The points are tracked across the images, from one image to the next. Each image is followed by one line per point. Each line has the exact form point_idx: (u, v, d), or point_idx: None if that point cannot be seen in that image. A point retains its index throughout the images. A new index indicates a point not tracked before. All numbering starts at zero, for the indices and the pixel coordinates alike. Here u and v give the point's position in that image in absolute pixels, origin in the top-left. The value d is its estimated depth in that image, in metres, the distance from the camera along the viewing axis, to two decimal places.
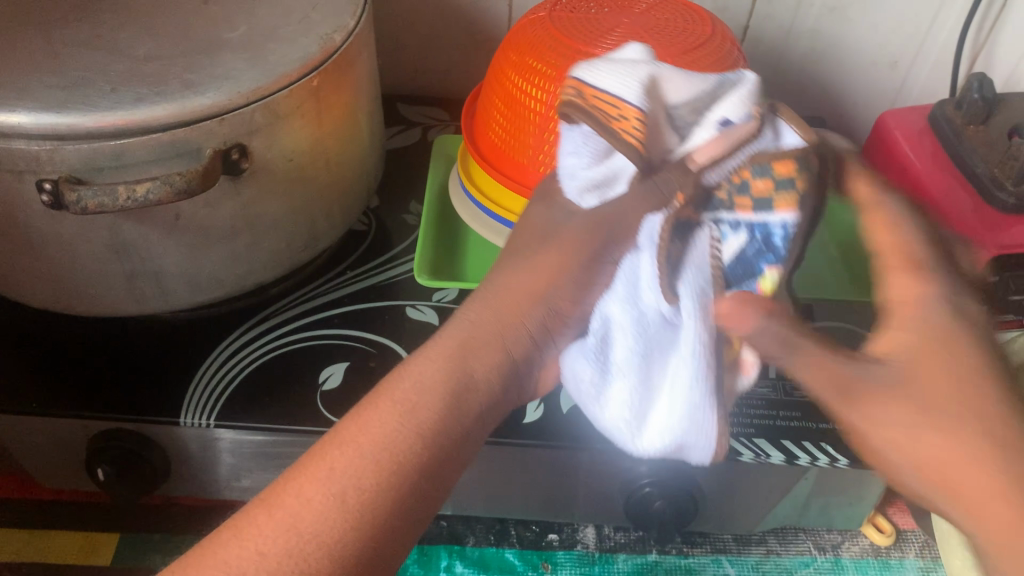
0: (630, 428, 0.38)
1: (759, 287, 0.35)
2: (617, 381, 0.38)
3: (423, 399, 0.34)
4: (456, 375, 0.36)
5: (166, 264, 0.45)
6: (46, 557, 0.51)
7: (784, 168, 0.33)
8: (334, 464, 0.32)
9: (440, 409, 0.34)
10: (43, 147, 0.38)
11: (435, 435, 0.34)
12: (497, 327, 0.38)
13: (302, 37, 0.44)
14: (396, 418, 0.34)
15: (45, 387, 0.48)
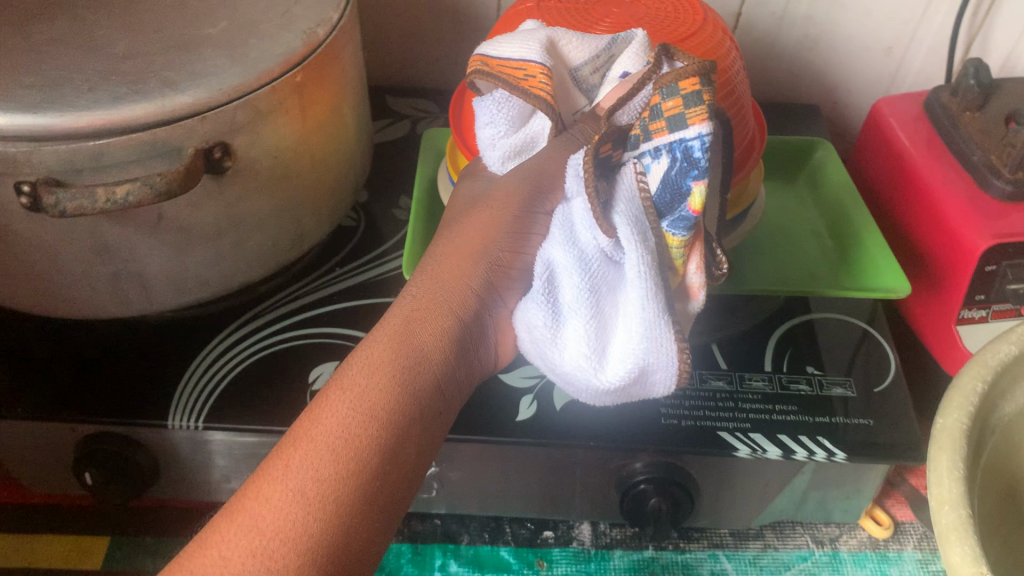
0: (592, 365, 0.36)
1: (689, 206, 0.35)
2: (571, 321, 0.37)
3: (373, 380, 0.34)
4: (404, 350, 0.35)
5: (149, 266, 0.44)
6: (35, 562, 0.50)
7: (689, 85, 0.34)
8: (295, 457, 0.32)
9: (391, 381, 0.34)
10: (20, 148, 0.37)
11: (389, 400, 0.33)
12: (440, 294, 0.38)
13: (284, 32, 0.43)
14: (347, 405, 0.33)
15: (30, 391, 0.47)
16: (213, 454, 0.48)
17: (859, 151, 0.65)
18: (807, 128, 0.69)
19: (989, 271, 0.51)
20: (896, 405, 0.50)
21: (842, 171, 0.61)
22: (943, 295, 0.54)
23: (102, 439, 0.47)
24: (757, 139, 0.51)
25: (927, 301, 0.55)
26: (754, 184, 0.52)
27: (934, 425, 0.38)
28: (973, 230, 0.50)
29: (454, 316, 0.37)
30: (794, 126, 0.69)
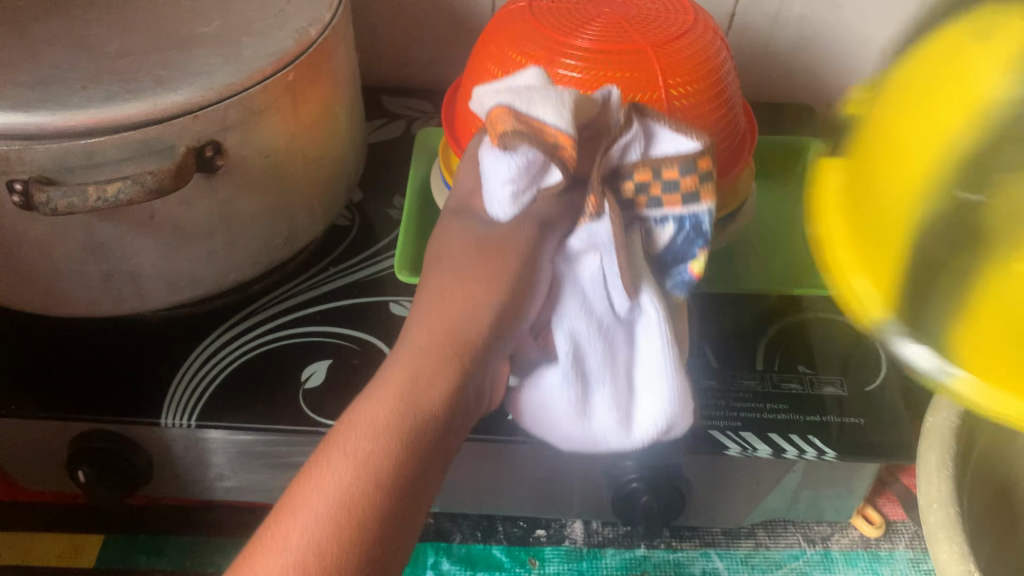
0: (621, 431, 0.39)
1: (692, 270, 0.38)
2: (598, 390, 0.39)
3: (379, 444, 0.28)
4: (411, 406, 0.29)
5: (142, 264, 0.44)
6: (29, 559, 0.51)
7: (704, 162, 0.36)
8: (292, 534, 0.26)
9: (400, 446, 0.28)
10: (12, 147, 0.37)
11: (403, 467, 0.28)
12: (447, 336, 0.31)
13: (277, 31, 0.43)
14: (350, 477, 0.27)
15: (25, 389, 0.47)
16: (206, 452, 0.49)
17: None
18: (801, 128, 0.69)
19: None
20: (887, 404, 0.50)
21: None
22: None
23: (96, 437, 0.47)
24: (750, 140, 0.52)
25: None
26: (746, 182, 0.52)
27: (925, 422, 0.38)
28: None
29: (463, 362, 0.31)
30: (788, 126, 0.69)
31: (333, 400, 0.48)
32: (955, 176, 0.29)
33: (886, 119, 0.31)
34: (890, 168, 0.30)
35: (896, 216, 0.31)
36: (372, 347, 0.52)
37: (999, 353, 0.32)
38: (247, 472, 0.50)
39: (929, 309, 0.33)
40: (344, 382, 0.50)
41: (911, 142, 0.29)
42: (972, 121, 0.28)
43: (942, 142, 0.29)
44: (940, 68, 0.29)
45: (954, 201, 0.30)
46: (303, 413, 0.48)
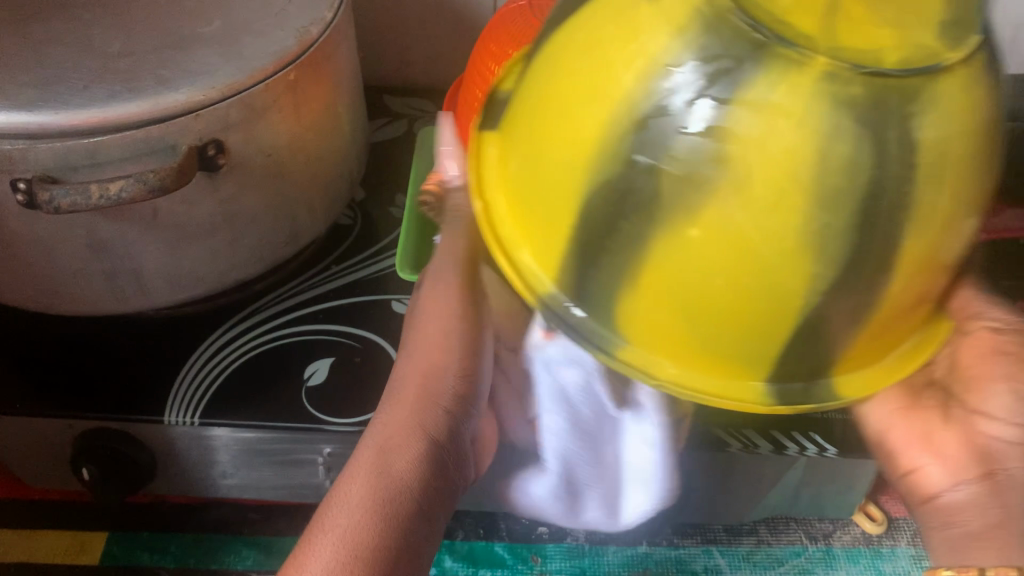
0: (607, 521, 0.51)
1: None
2: (589, 501, 0.50)
3: (391, 454, 0.35)
4: (399, 457, 0.35)
5: (146, 263, 0.45)
6: (34, 557, 0.51)
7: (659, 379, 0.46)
8: (326, 534, 0.33)
9: (392, 496, 0.34)
10: (15, 146, 0.37)
11: (398, 514, 0.34)
12: (424, 391, 0.38)
13: (278, 31, 0.43)
14: (364, 501, 0.33)
15: (29, 387, 0.48)
16: (209, 449, 0.49)
17: None
18: None
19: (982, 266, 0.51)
20: None
21: None
22: None
23: (99, 435, 0.47)
24: None
25: None
26: None
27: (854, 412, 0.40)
28: None
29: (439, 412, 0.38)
30: None
31: (336, 398, 0.49)
32: (626, 134, 0.26)
33: (553, 83, 0.29)
34: (552, 129, 0.29)
35: (552, 174, 0.29)
36: (374, 345, 0.52)
37: (653, 329, 0.29)
38: (251, 470, 0.50)
39: (592, 278, 0.29)
40: (346, 380, 0.50)
41: (582, 106, 0.27)
42: (638, 79, 0.26)
43: (622, 108, 0.26)
44: (605, 22, 0.28)
45: (627, 161, 0.26)
46: (305, 412, 0.48)
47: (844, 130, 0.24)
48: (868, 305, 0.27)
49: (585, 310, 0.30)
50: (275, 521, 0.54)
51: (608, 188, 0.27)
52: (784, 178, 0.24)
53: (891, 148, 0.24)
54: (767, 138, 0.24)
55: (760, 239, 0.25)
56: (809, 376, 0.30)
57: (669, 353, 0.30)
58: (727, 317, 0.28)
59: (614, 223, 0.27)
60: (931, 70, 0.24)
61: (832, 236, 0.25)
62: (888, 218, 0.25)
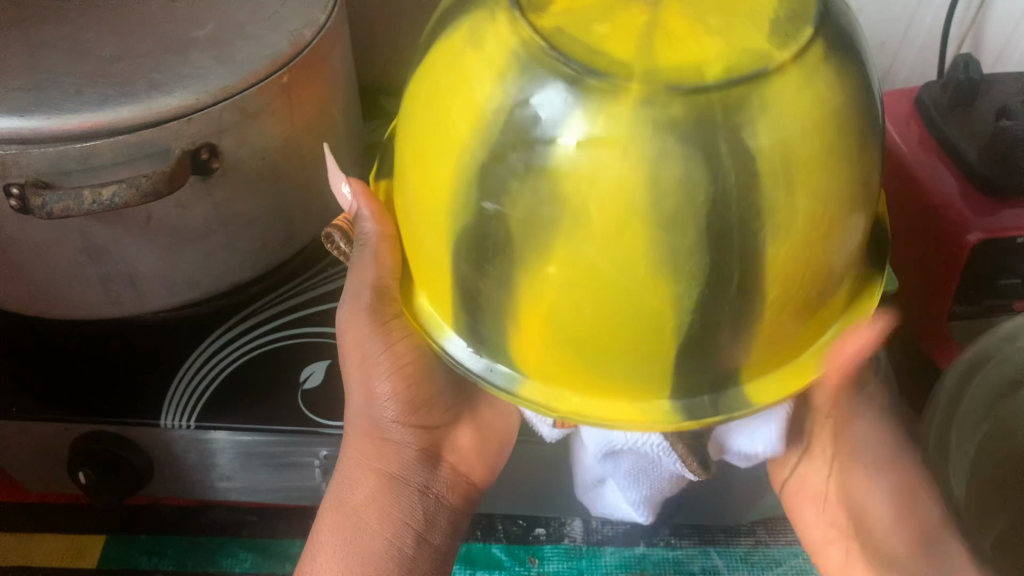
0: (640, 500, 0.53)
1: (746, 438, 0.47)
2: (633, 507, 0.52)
3: (354, 485, 0.41)
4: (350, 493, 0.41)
5: (140, 267, 0.45)
6: (32, 560, 0.51)
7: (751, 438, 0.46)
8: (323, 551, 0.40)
9: (369, 500, 0.41)
10: (8, 151, 0.37)
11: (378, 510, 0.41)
12: (367, 429, 0.42)
13: (271, 34, 0.43)
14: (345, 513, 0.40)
15: (25, 391, 0.48)
16: (205, 452, 0.49)
17: None
18: None
19: (979, 266, 0.51)
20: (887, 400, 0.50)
21: None
22: (932, 294, 0.54)
23: (96, 438, 0.47)
24: None
25: (916, 302, 0.56)
26: None
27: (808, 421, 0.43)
28: (960, 227, 0.51)
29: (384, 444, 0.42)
30: None
31: (333, 400, 0.49)
32: (473, 182, 0.28)
33: (412, 136, 0.31)
34: (419, 178, 0.31)
35: (429, 222, 0.31)
36: None
37: (542, 357, 0.31)
38: (249, 473, 0.50)
39: (483, 319, 0.32)
40: (344, 382, 0.50)
41: (437, 156, 0.29)
42: (474, 127, 0.28)
43: (465, 158, 0.28)
44: (442, 72, 0.30)
45: (479, 209, 0.28)
46: (302, 415, 0.48)
47: (670, 153, 0.25)
48: (742, 321, 0.29)
49: (490, 354, 0.33)
50: (273, 523, 0.54)
51: (472, 231, 0.29)
52: (619, 211, 0.26)
53: (724, 160, 0.25)
54: (596, 172, 0.26)
55: (613, 268, 0.27)
56: (715, 388, 0.31)
57: (567, 380, 0.32)
58: (604, 340, 0.29)
59: (483, 264, 0.29)
60: (756, 77, 0.26)
61: (682, 256, 0.26)
62: (739, 225, 0.26)
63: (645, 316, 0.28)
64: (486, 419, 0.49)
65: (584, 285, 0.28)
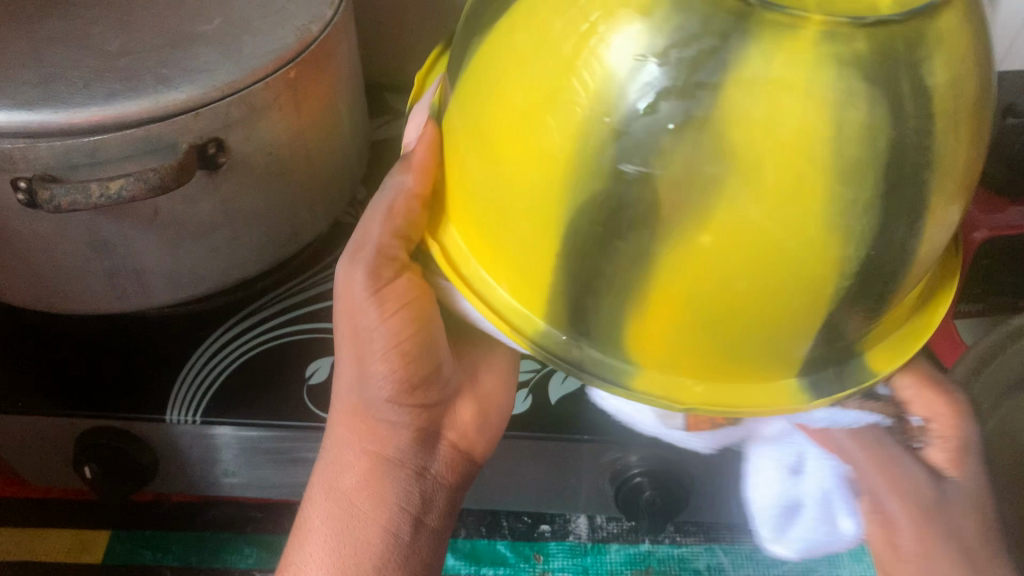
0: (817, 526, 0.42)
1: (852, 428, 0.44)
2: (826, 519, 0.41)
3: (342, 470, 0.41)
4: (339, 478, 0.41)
5: (146, 262, 0.45)
6: (36, 555, 0.51)
7: None
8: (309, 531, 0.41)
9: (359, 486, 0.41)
10: (15, 145, 0.37)
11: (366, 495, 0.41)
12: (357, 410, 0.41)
13: (278, 29, 0.43)
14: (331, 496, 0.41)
15: (30, 386, 0.48)
16: (211, 447, 0.49)
17: None
18: None
19: (986, 264, 0.51)
20: None
21: None
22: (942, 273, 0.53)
23: (100, 433, 0.47)
24: None
25: None
26: None
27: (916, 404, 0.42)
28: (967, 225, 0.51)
29: (375, 425, 0.42)
30: None
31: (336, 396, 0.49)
32: (604, 147, 0.26)
33: (499, 101, 0.28)
34: (517, 150, 0.28)
35: (529, 199, 0.28)
36: None
37: (663, 342, 0.30)
38: (252, 467, 0.50)
39: (593, 306, 0.29)
40: None
41: (547, 120, 0.27)
42: (596, 81, 0.26)
43: (594, 116, 0.26)
44: (547, 21, 0.27)
45: (614, 174, 0.26)
46: (307, 410, 0.48)
47: (856, 91, 0.24)
48: (889, 287, 0.28)
49: (596, 344, 0.31)
50: (277, 519, 0.54)
51: (601, 203, 0.26)
52: (799, 167, 0.24)
53: (906, 100, 0.24)
54: (775, 116, 0.24)
55: (780, 233, 0.25)
56: (837, 360, 0.32)
57: (690, 366, 0.31)
58: (742, 316, 0.28)
59: (609, 241, 0.27)
60: (925, 11, 0.25)
61: (861, 211, 0.25)
62: (917, 174, 0.25)
63: (797, 288, 0.27)
64: (485, 385, 0.47)
65: (749, 256, 0.26)
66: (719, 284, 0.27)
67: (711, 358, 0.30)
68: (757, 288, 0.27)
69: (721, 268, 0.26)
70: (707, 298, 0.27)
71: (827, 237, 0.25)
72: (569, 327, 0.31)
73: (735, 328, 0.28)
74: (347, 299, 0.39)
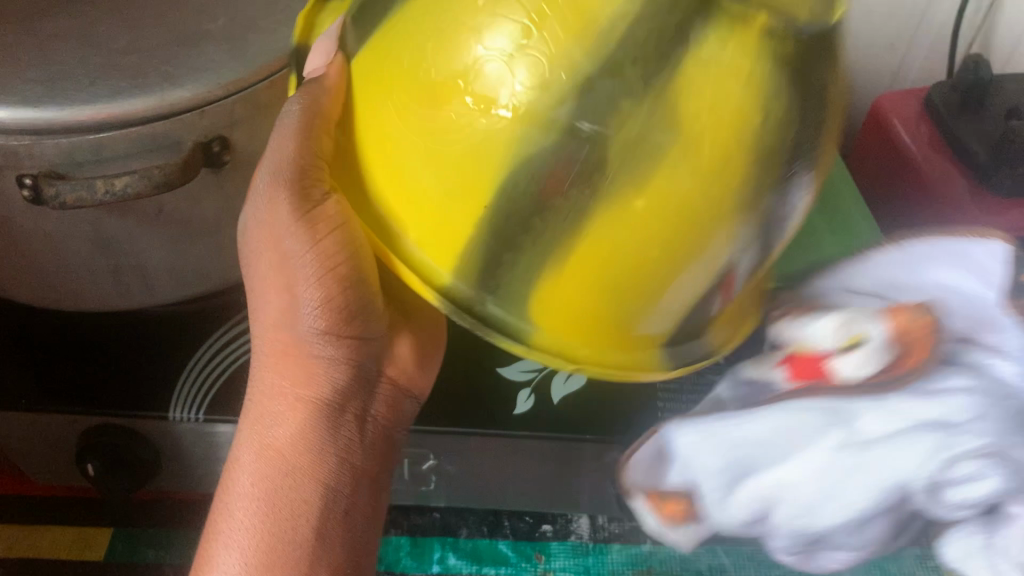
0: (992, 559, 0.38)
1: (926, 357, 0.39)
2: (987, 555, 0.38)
3: (276, 400, 0.38)
4: (278, 412, 0.38)
5: (151, 260, 0.45)
6: (40, 553, 0.51)
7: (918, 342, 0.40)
8: (242, 467, 0.38)
9: (297, 417, 0.38)
10: (21, 142, 0.37)
11: (306, 429, 0.38)
12: (289, 338, 0.38)
13: (283, 28, 0.43)
14: (270, 427, 0.38)
15: (32, 383, 0.48)
16: (213, 445, 0.49)
17: (861, 146, 0.65)
18: None
19: None
20: None
21: (841, 163, 0.60)
22: None
23: (103, 429, 0.47)
24: None
25: None
26: None
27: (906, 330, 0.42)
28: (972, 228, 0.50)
29: (309, 357, 0.39)
30: None
31: None
32: (563, 97, 0.25)
33: (436, 37, 0.27)
34: (455, 91, 0.26)
35: (460, 146, 0.27)
36: None
37: (565, 306, 0.29)
38: None
39: (506, 266, 0.28)
40: None
41: (493, 63, 0.26)
42: (573, 22, 0.25)
43: (552, 61, 0.25)
44: None
45: (567, 127, 0.25)
46: None
47: (779, 90, 0.26)
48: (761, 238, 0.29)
49: (500, 302, 0.29)
50: None
51: (545, 159, 0.26)
52: (725, 136, 0.25)
53: (804, 89, 0.26)
54: (716, 89, 0.25)
55: (699, 200, 0.26)
56: (685, 336, 0.33)
57: (582, 334, 0.30)
58: (637, 284, 0.28)
59: (547, 200, 0.26)
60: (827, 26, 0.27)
61: (755, 198, 0.27)
62: (792, 167, 0.28)
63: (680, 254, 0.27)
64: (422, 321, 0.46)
65: (664, 216, 0.26)
66: (631, 247, 0.27)
67: (604, 318, 0.30)
68: (660, 254, 0.27)
69: (634, 230, 0.26)
70: (625, 255, 0.27)
71: (721, 207, 0.27)
72: (472, 288, 0.29)
73: (643, 291, 0.28)
74: (270, 218, 0.36)
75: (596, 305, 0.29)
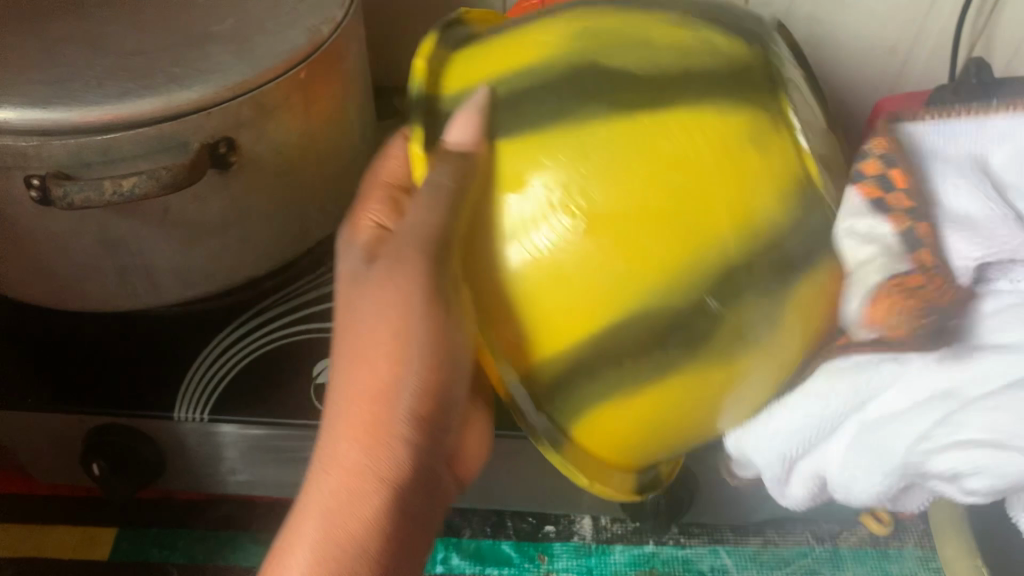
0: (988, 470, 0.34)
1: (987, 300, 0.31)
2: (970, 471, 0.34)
3: (355, 479, 0.34)
4: (356, 490, 0.34)
5: (157, 260, 0.45)
6: (44, 552, 0.52)
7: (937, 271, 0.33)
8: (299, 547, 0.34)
9: (376, 500, 0.34)
10: (29, 143, 0.38)
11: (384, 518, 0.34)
12: (379, 409, 0.34)
13: (289, 29, 0.43)
14: (343, 506, 0.34)
15: (39, 383, 0.48)
16: (218, 446, 0.49)
17: (862, 149, 0.65)
18: None
19: None
20: None
21: None
22: None
23: (109, 430, 0.47)
24: None
25: None
26: None
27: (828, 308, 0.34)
28: None
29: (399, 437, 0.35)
30: None
31: None
32: (714, 279, 0.31)
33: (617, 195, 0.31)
34: (625, 246, 0.31)
35: (595, 283, 0.32)
36: None
37: (609, 425, 0.37)
38: (259, 465, 0.50)
39: (581, 387, 0.35)
40: None
41: (665, 232, 0.31)
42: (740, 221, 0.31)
43: (717, 252, 0.31)
44: (708, 138, 0.31)
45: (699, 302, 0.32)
46: (313, 409, 0.48)
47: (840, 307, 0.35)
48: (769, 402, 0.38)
49: (565, 408, 0.37)
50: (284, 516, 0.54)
51: (665, 318, 0.32)
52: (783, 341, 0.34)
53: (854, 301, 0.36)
54: (805, 315, 0.34)
55: (730, 381, 0.35)
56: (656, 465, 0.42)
57: (611, 445, 0.38)
58: (661, 428, 0.37)
59: (653, 345, 0.33)
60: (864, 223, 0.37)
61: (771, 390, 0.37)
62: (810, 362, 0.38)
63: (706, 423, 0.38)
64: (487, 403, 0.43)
65: (705, 388, 0.35)
66: (674, 402, 0.35)
67: (626, 445, 0.38)
68: (689, 419, 0.37)
69: (679, 397, 0.35)
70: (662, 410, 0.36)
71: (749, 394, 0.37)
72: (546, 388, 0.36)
73: (664, 427, 0.37)
74: (406, 271, 0.34)
75: (626, 431, 0.37)
